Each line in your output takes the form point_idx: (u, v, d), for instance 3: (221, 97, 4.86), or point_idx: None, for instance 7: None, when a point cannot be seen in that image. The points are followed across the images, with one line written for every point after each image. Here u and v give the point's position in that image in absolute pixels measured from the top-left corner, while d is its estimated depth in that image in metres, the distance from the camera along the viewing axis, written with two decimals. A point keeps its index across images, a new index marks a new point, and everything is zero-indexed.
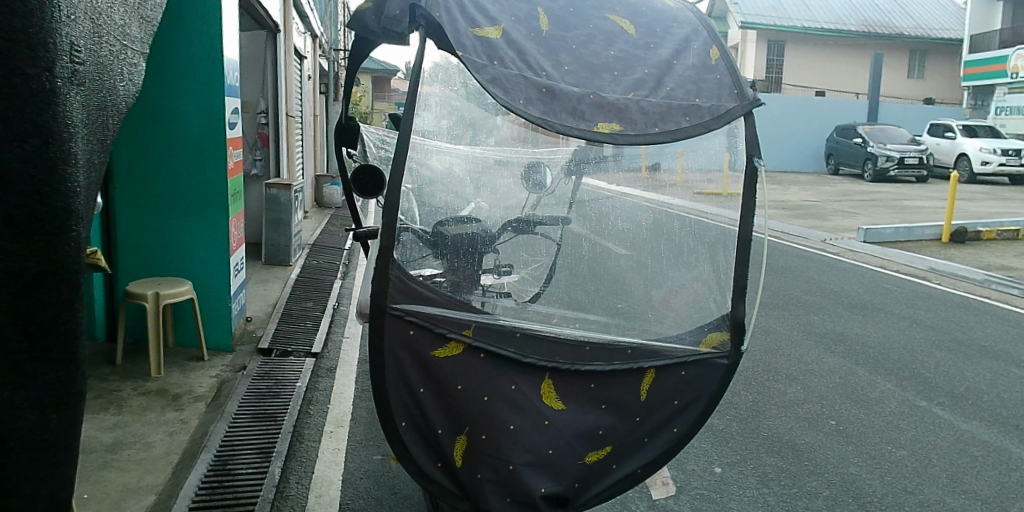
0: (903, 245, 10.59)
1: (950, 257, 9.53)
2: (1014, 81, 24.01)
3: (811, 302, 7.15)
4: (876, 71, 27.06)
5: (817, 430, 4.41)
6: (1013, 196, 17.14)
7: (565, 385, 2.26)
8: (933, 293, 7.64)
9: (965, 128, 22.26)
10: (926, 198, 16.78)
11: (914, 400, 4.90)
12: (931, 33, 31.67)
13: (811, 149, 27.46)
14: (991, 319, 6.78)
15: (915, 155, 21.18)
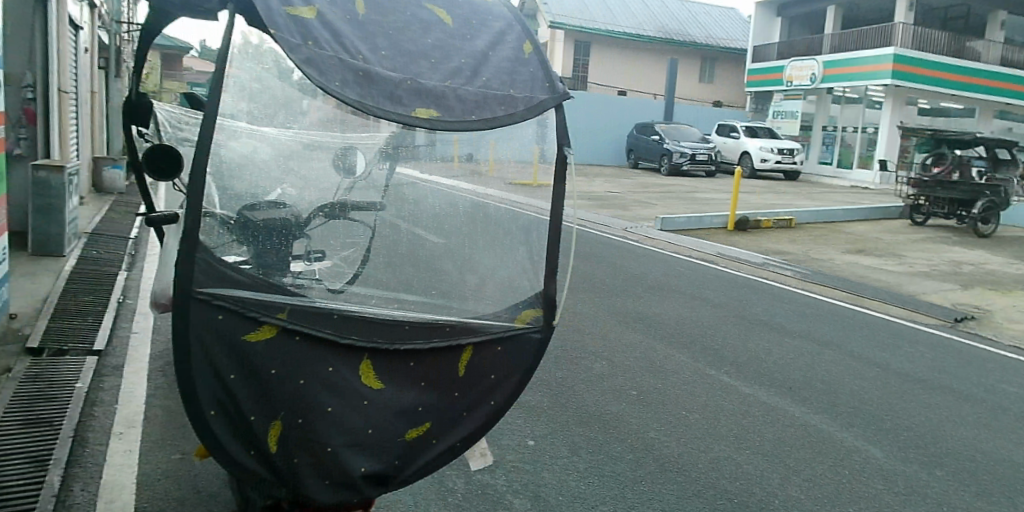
0: (694, 233, 11.64)
1: (734, 244, 10.62)
2: (789, 89, 27.02)
3: (614, 284, 7.66)
4: (672, 74, 29.36)
5: (622, 400, 4.76)
6: (784, 190, 19.43)
7: (385, 365, 2.18)
8: (721, 275, 8.49)
9: (747, 130, 24.67)
10: (714, 190, 18.53)
11: (705, 369, 5.44)
12: (719, 43, 34.94)
13: (616, 143, 29.20)
14: (767, 297, 7.67)
15: (706, 152, 23.32)
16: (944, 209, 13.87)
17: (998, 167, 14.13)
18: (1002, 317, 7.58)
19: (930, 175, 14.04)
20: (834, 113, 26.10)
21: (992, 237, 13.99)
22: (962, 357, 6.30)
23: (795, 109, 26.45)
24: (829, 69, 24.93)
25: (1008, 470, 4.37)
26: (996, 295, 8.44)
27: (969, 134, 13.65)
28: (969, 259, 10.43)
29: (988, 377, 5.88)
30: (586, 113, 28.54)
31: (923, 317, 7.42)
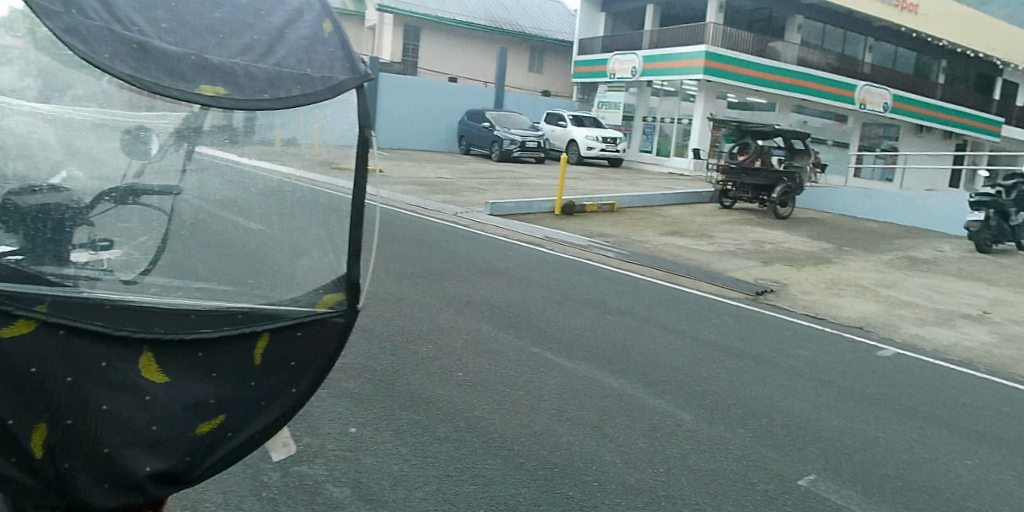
0: (523, 217, 12.00)
1: (561, 228, 11.06)
2: (613, 81, 28.47)
3: (444, 269, 7.72)
4: (502, 63, 30.01)
5: (448, 382, 4.82)
6: (609, 177, 20.51)
7: (169, 358, 2.06)
8: (549, 257, 8.82)
9: (574, 118, 25.62)
10: (543, 177, 19.18)
11: (530, 347, 5.64)
12: (548, 34, 36.12)
13: (447, 130, 29.34)
14: (592, 277, 8.07)
15: (534, 139, 24.09)
16: (749, 194, 15.33)
17: (795, 155, 15.28)
18: (794, 289, 8.50)
19: (736, 162, 15.31)
20: (653, 105, 27.79)
21: (787, 218, 15.59)
22: (760, 325, 6.99)
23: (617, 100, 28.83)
24: (648, 63, 26.55)
25: (793, 423, 4.93)
26: (790, 270, 9.44)
27: (768, 126, 14.84)
28: (768, 238, 11.58)
29: (781, 342, 6.58)
30: (419, 98, 28.49)
31: (729, 291, 8.14)
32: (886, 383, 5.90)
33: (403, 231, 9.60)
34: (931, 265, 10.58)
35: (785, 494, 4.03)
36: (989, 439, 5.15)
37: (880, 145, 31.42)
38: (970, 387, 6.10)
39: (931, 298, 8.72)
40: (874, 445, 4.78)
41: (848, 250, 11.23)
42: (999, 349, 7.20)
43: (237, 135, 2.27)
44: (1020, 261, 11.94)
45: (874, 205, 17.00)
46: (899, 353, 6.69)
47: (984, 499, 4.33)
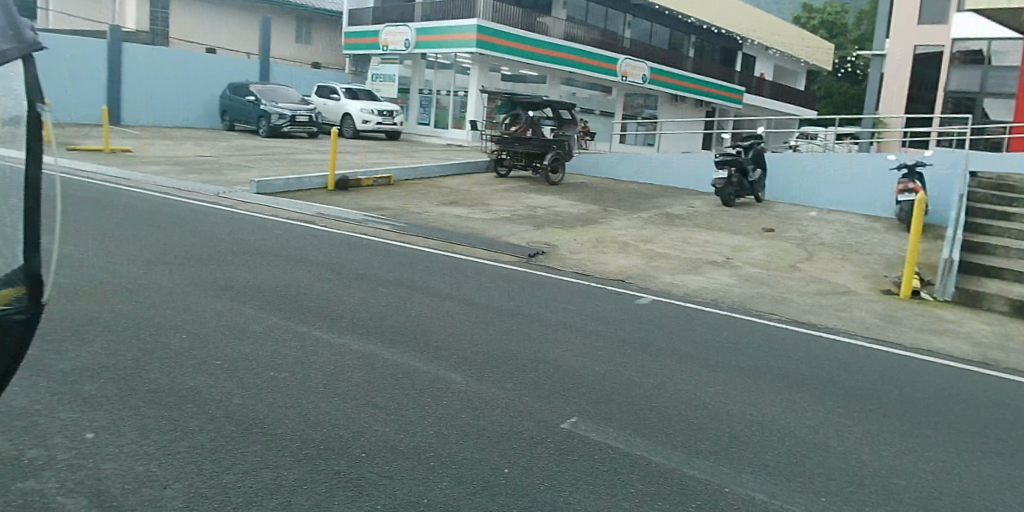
0: (291, 195, 11.58)
1: (334, 203, 10.81)
2: (385, 53, 28.40)
3: (202, 253, 7.22)
4: (265, 34, 28.70)
5: (204, 372, 4.55)
6: (385, 149, 20.39)
7: None
8: (322, 234, 8.58)
9: (347, 91, 25.17)
10: (315, 152, 18.61)
11: (297, 327, 5.48)
12: (317, 4, 34.92)
13: (206, 105, 27.33)
14: (368, 251, 8.00)
15: (305, 113, 23.37)
16: (522, 162, 16.20)
17: (563, 125, 16.42)
18: (563, 249, 9.04)
19: (508, 133, 15.96)
20: (428, 77, 27.95)
21: (559, 184, 16.55)
22: (531, 284, 7.37)
23: (391, 73, 28.69)
24: (421, 36, 26.75)
25: (558, 371, 5.29)
26: (561, 232, 10.01)
27: (538, 98, 15.65)
28: (541, 203, 12.18)
29: (550, 298, 6.99)
30: (170, 71, 26.18)
31: (503, 255, 8.47)
32: (639, 327, 6.51)
33: (153, 216, 8.81)
34: (682, 220, 11.77)
35: (548, 438, 4.35)
36: (723, 366, 5.90)
37: (643, 114, 34.06)
38: (711, 323, 6.92)
39: (681, 249, 9.70)
40: (628, 383, 5.28)
41: (612, 210, 12.14)
42: (736, 289, 8.23)
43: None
44: (754, 212, 13.65)
45: (636, 168, 18.51)
46: (654, 299, 7.40)
47: (717, 418, 4.97)
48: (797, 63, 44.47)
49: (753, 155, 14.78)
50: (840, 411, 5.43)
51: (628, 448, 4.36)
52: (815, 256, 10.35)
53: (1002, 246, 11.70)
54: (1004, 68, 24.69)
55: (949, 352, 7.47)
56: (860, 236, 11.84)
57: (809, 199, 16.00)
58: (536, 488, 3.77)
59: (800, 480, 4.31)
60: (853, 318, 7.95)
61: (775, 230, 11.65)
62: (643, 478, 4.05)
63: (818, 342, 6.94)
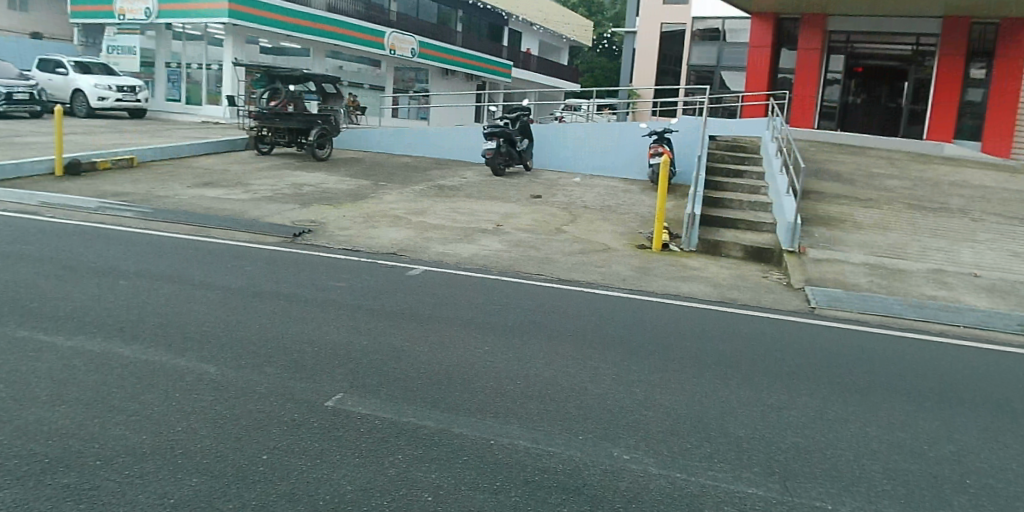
0: (7, 182, 10.13)
1: (64, 191, 9.61)
2: (122, 23, 25.99)
3: None
4: None
5: None
6: (127, 129, 18.50)
7: None
8: (49, 227, 7.61)
9: (77, 65, 22.32)
10: (38, 134, 16.38)
11: (13, 333, 4.84)
12: None
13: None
14: (108, 243, 7.24)
15: (23, 90, 20.57)
16: (286, 138, 15.67)
17: (327, 99, 16.41)
18: (332, 227, 8.83)
19: (268, 107, 15.31)
20: (176, 50, 25.94)
21: (328, 160, 16.11)
22: (298, 265, 7.12)
23: (131, 44, 26.32)
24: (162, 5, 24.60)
25: (324, 350, 5.18)
26: (329, 209, 9.77)
27: (299, 70, 15.37)
28: (308, 181, 11.78)
29: (317, 277, 6.81)
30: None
31: (266, 237, 8.10)
32: (409, 297, 6.56)
33: None
34: (453, 191, 12.02)
35: (312, 418, 4.24)
36: (491, 328, 6.13)
37: (414, 88, 34.03)
38: (480, 288, 7.16)
39: (452, 219, 9.90)
40: (397, 353, 5.31)
41: (384, 185, 12.06)
42: (505, 253, 8.58)
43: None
44: (523, 179, 14.27)
45: (410, 142, 18.56)
46: (425, 269, 7.49)
47: (484, 377, 5.16)
48: (560, 39, 47.16)
49: (520, 126, 15.47)
50: (596, 358, 5.90)
51: (395, 417, 4.38)
52: (578, 218, 11.08)
53: (736, 200, 13.31)
54: (732, 44, 28.02)
55: (692, 295, 8.40)
56: (618, 198, 12.87)
57: (575, 166, 17.08)
58: (298, 470, 3.67)
59: (559, 425, 4.62)
60: (612, 272, 8.65)
61: (543, 197, 12.30)
62: (411, 443, 4.10)
63: (579, 297, 7.46)
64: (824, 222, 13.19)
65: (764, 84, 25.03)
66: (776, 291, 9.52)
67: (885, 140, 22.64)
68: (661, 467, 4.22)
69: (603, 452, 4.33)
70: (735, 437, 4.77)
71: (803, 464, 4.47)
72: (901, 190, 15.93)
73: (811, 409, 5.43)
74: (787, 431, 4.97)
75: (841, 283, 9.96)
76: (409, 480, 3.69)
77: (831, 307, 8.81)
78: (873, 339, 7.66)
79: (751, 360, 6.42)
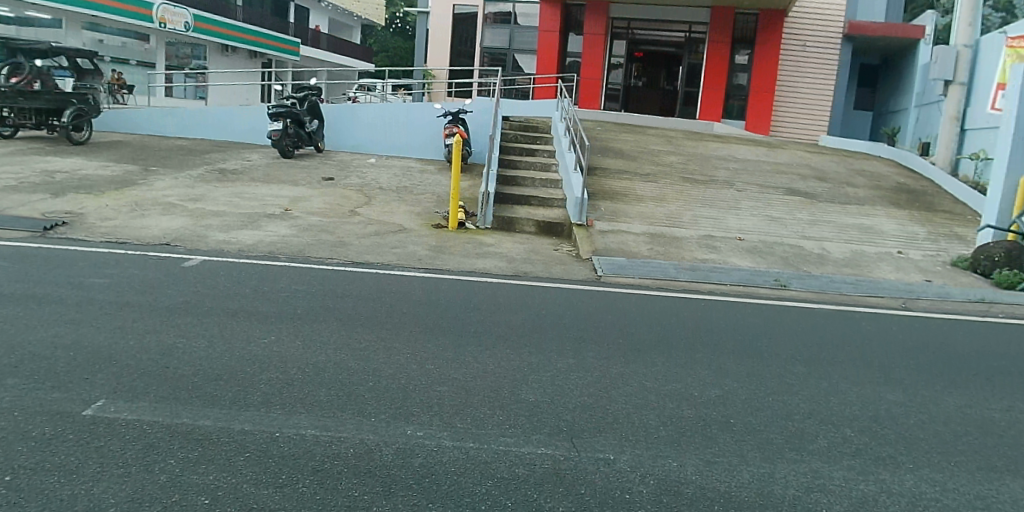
0: None
1: None
2: None
3: None
4: None
5: None
6: None
7: None
8: None
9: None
10: None
11: None
12: None
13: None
14: None
15: None
16: (33, 120, 13.78)
17: (83, 77, 14.88)
18: (93, 217, 7.97)
19: (8, 85, 13.37)
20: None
21: (88, 144, 14.46)
22: (49, 262, 6.34)
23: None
24: None
25: (81, 355, 4.69)
26: (89, 198, 8.79)
27: (45, 45, 13.81)
28: (61, 167, 10.50)
29: (73, 274, 6.10)
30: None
31: (10, 233, 7.12)
32: (185, 290, 6.11)
33: None
34: (236, 175, 11.33)
35: (66, 430, 3.82)
36: (279, 316, 5.89)
37: (190, 65, 31.49)
38: (267, 276, 6.83)
39: (235, 205, 9.33)
40: (169, 352, 4.93)
41: (154, 170, 11.07)
42: (294, 239, 8.25)
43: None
44: (314, 162, 13.80)
45: (186, 124, 17.22)
46: (204, 259, 7.00)
47: (270, 368, 4.95)
48: (350, 16, 45.99)
49: (309, 107, 14.91)
50: (391, 339, 5.90)
51: (166, 420, 4.07)
52: (374, 200, 10.94)
53: (529, 178, 13.86)
54: (522, 27, 29.03)
55: (488, 271, 8.66)
56: (415, 179, 12.87)
57: (371, 147, 16.83)
58: (50, 488, 3.30)
59: (351, 409, 4.56)
60: (408, 253, 8.65)
61: (335, 179, 11.99)
62: (187, 445, 3.84)
63: (375, 279, 7.39)
64: (610, 196, 14.16)
65: (555, 67, 26.26)
66: (567, 262, 10.08)
67: (662, 119, 24.71)
68: (455, 440, 4.33)
69: (397, 432, 4.35)
70: (526, 403, 5.02)
71: (588, 421, 4.81)
72: (675, 165, 17.52)
73: (595, 370, 5.84)
74: (574, 392, 5.31)
75: (624, 252, 10.78)
76: (184, 484, 3.46)
77: (616, 275, 9.51)
78: (651, 301, 8.40)
79: (543, 329, 6.77)
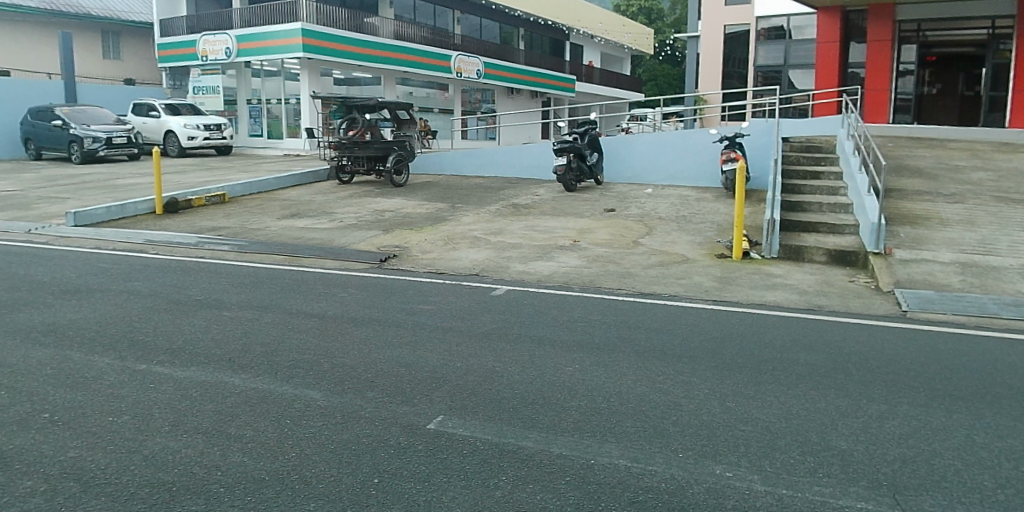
0: (116, 222, 10.83)
1: (166, 228, 10.06)
2: (205, 64, 26.56)
3: (13, 298, 6.31)
4: (67, 51, 25.83)
5: (27, 429, 4.03)
6: (217, 165, 19.24)
7: None
8: (155, 262, 7.87)
9: (167, 107, 23.19)
10: (139, 174, 17.09)
11: (134, 366, 4.98)
12: (121, 16, 32.32)
13: (4, 133, 24.62)
14: (203, 275, 7.38)
15: (122, 134, 21.45)
16: (365, 166, 16.04)
17: (402, 126, 16.88)
18: (415, 250, 9.03)
19: (347, 137, 15.78)
20: (256, 87, 26.61)
21: (405, 186, 16.55)
22: (386, 289, 7.21)
23: (214, 84, 26.92)
24: (241, 43, 25.22)
25: (419, 373, 5.25)
26: (411, 233, 9.99)
27: (374, 99, 15.72)
28: (387, 207, 12.08)
29: (405, 300, 6.89)
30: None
31: (353, 263, 8.31)
32: (496, 317, 6.63)
33: None
34: (528, 209, 12.13)
35: (416, 441, 4.30)
36: (578, 345, 6.15)
37: (480, 109, 34.64)
38: (564, 306, 7.18)
39: (529, 238, 9.97)
40: (490, 374, 5.36)
41: (460, 207, 12.25)
42: (585, 269, 8.60)
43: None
44: (594, 194, 14.24)
45: (481, 163, 18.85)
46: (508, 289, 7.55)
47: (578, 395, 5.19)
48: (621, 49, 47.15)
49: (589, 140, 15.48)
50: (687, 373, 5.84)
51: (496, 438, 4.43)
52: (654, 230, 11.00)
53: (814, 203, 12.96)
54: (799, 42, 27.34)
55: (778, 303, 8.22)
56: (693, 207, 12.74)
57: (646, 177, 16.96)
58: (408, 492, 3.73)
59: (658, 443, 4.59)
60: (694, 284, 8.53)
61: (616, 210, 12.29)
62: (514, 464, 4.14)
63: (664, 310, 7.41)
64: (909, 220, 12.69)
65: (836, 82, 24.24)
66: (864, 295, 9.18)
67: (969, 130, 21.55)
68: (766, 484, 4.13)
69: (707, 470, 4.27)
70: (839, 451, 4.63)
71: (913, 476, 4.30)
72: (986, 182, 15.18)
73: (913, 419, 5.21)
74: (893, 442, 4.79)
75: (932, 284, 9.55)
76: (516, 501, 3.72)
77: (924, 310, 8.43)
78: (973, 342, 7.31)
79: (845, 369, 6.23)
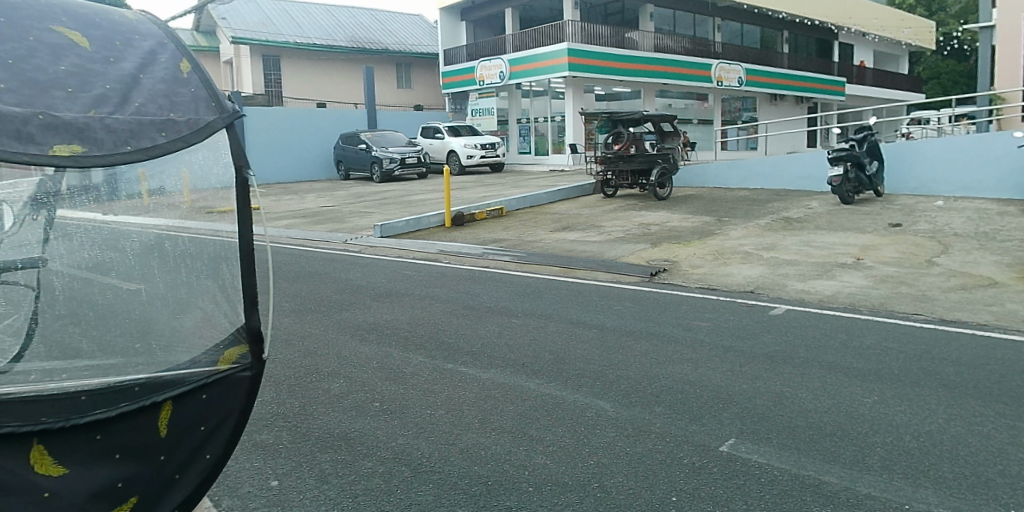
0: (413, 234, 12.08)
1: (454, 240, 11.01)
2: (482, 88, 28.74)
3: (343, 299, 7.31)
4: (370, 84, 29.62)
5: (364, 415, 4.62)
6: (492, 181, 20.65)
7: (59, 447, 2.39)
8: (448, 271, 8.68)
9: (450, 129, 25.50)
10: (426, 190, 18.94)
11: (442, 365, 5.49)
12: (412, 48, 36.19)
13: (321, 156, 28.83)
14: (488, 284, 7.95)
15: (414, 155, 23.91)
16: (629, 181, 16.24)
17: (665, 138, 16.73)
18: (685, 265, 8.93)
19: (611, 151, 16.11)
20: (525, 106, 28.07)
21: (667, 199, 16.48)
22: (660, 303, 7.21)
23: (489, 106, 28.94)
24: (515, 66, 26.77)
25: (705, 392, 5.14)
26: (678, 247, 9.90)
27: (639, 113, 15.86)
28: (652, 221, 12.10)
29: (681, 316, 6.82)
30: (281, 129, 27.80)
31: (625, 276, 8.43)
32: (780, 338, 6.30)
33: (288, 267, 9.07)
34: (801, 223, 11.41)
35: (709, 463, 4.21)
36: (874, 375, 5.62)
37: (740, 118, 33.33)
38: (855, 330, 6.61)
39: (806, 254, 9.38)
40: (781, 399, 5.10)
41: (727, 221, 11.88)
42: (873, 290, 7.86)
43: (99, 195, 2.54)
44: (875, 207, 13.01)
45: (748, 175, 18.13)
46: (789, 309, 7.13)
47: (879, 430, 4.74)
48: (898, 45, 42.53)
49: (868, 146, 14.17)
50: (1009, 414, 5.04)
51: (795, 470, 4.18)
52: (952, 248, 9.74)
53: None
54: None
55: None
56: (996, 222, 11.08)
57: (936, 187, 15.11)
58: None
59: (984, 493, 4.00)
60: (1008, 311, 7.37)
61: (903, 225, 11.10)
62: (819, 499, 3.87)
63: (974, 341, 6.48)
64: None
65: None
66: None
67: None
68: None
69: None
70: None
71: None
72: None
73: None
74: None
75: None
76: None
77: None
78: None
79: None
